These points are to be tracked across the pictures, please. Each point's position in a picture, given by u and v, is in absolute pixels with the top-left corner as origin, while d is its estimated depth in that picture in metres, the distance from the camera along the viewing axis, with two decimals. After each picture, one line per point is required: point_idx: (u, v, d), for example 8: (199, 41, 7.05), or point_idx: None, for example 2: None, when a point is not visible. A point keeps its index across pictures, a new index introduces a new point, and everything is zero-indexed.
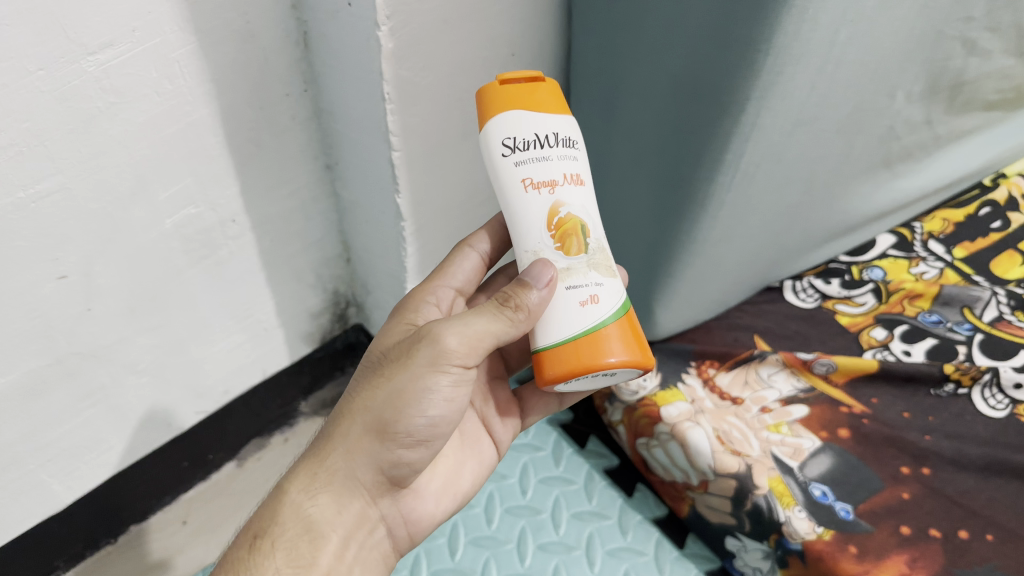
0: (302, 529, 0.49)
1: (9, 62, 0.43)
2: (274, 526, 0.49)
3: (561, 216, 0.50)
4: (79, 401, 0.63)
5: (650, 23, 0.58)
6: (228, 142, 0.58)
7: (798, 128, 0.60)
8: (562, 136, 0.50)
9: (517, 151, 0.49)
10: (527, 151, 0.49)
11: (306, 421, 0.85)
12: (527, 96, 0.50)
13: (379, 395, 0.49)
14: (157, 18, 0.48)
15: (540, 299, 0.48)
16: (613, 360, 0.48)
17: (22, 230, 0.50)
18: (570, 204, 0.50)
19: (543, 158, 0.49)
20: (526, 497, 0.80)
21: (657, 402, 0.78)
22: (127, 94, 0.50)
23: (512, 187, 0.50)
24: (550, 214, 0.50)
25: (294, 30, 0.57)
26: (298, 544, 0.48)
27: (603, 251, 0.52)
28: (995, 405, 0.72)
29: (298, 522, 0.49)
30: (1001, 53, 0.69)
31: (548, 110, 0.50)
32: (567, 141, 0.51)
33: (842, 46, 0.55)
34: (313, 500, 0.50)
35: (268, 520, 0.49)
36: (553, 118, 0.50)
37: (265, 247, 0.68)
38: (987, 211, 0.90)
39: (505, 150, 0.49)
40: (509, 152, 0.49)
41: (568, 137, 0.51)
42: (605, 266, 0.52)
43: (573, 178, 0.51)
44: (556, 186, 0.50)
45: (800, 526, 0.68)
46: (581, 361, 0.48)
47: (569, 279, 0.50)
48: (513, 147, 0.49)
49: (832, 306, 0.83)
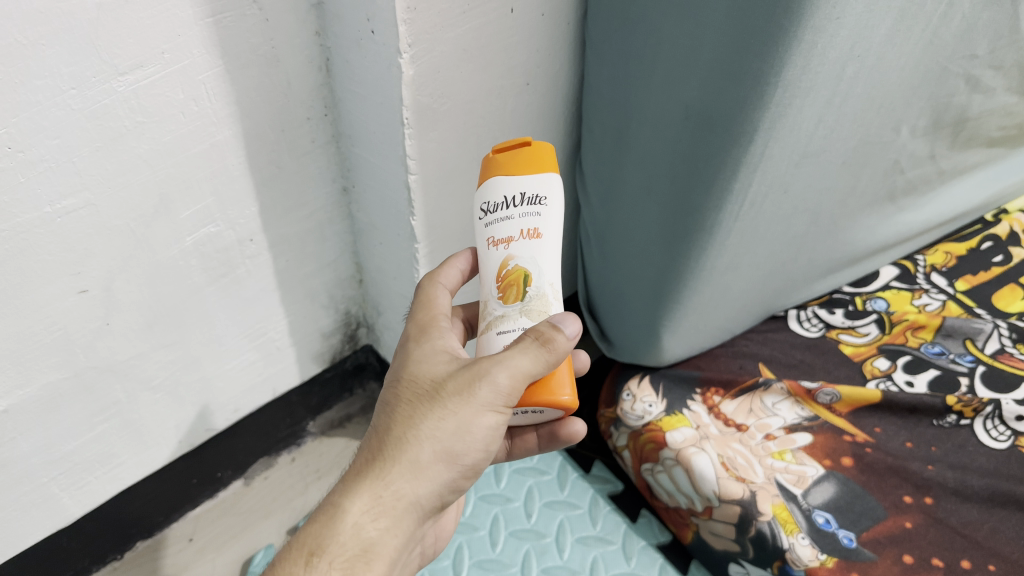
0: (358, 551, 0.42)
1: (43, 81, 0.45)
2: (332, 544, 0.42)
3: (509, 267, 0.49)
4: (94, 415, 0.64)
5: (664, 56, 0.59)
6: (249, 163, 0.60)
7: (805, 159, 0.62)
8: (528, 195, 0.49)
9: (488, 215, 0.51)
10: (495, 212, 0.50)
11: (312, 441, 0.86)
12: (529, 156, 0.50)
13: (444, 424, 0.44)
14: (186, 41, 0.50)
15: (568, 342, 0.46)
16: (566, 397, 0.48)
17: (47, 244, 0.51)
18: (517, 256, 0.49)
19: (505, 216, 0.50)
20: (531, 521, 0.80)
21: (655, 428, 0.79)
22: (154, 114, 0.51)
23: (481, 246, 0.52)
24: (499, 267, 0.50)
25: (317, 56, 0.58)
26: (355, 566, 0.42)
27: (542, 296, 0.50)
28: (997, 437, 0.73)
29: (346, 548, 0.42)
30: (1004, 90, 0.71)
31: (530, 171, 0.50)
32: (534, 197, 0.50)
33: (849, 81, 0.56)
34: (375, 523, 0.43)
35: (323, 537, 0.42)
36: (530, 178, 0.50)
37: (282, 266, 0.70)
38: (989, 246, 0.91)
39: (482, 213, 0.51)
40: (482, 216, 0.51)
41: (536, 193, 0.50)
42: (540, 312, 0.50)
43: (532, 232, 0.50)
44: (512, 242, 0.50)
45: (803, 554, 0.69)
46: (539, 393, 0.47)
47: (501, 325, 0.49)
48: (484, 212, 0.51)
49: (836, 335, 0.84)
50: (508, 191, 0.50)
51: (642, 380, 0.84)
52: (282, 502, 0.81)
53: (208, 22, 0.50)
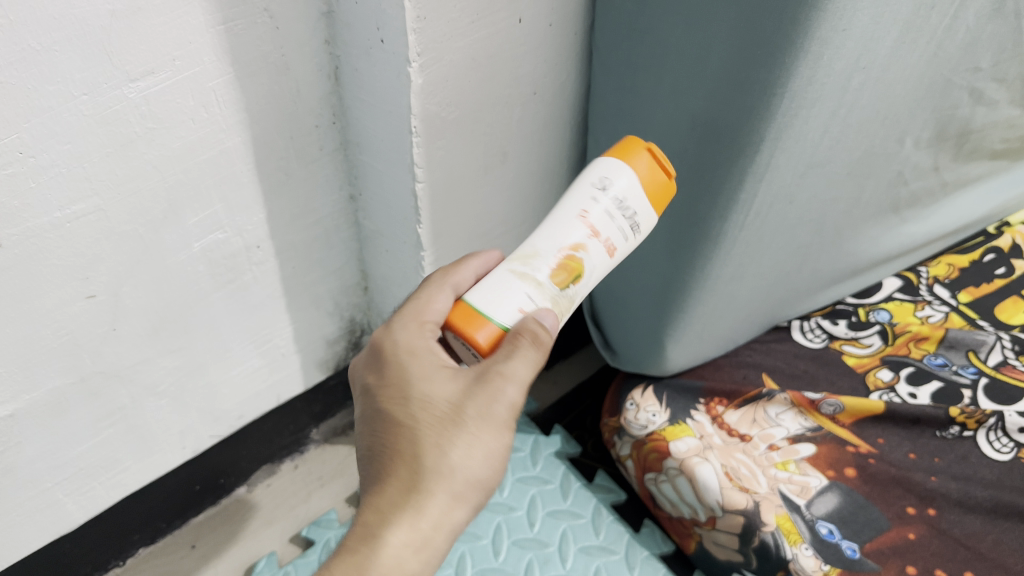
0: None
1: (56, 86, 0.45)
2: None
3: (576, 255, 0.50)
4: (99, 421, 0.64)
5: (672, 66, 0.60)
6: (258, 170, 0.60)
7: (810, 170, 0.62)
8: (636, 223, 0.52)
9: (608, 194, 0.50)
10: (613, 205, 0.50)
11: (315, 448, 0.89)
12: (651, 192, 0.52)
13: (480, 455, 0.43)
14: (197, 48, 0.50)
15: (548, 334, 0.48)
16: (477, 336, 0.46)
17: (56, 249, 0.51)
18: (589, 255, 0.50)
19: (615, 217, 0.50)
20: (534, 530, 0.80)
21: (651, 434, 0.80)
22: (165, 121, 0.51)
23: (574, 208, 0.50)
24: (574, 249, 0.50)
25: (326, 64, 0.58)
26: None
27: (560, 299, 0.50)
28: (1000, 448, 0.73)
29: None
30: (1007, 103, 0.72)
31: (653, 204, 0.52)
32: (636, 227, 0.52)
33: (855, 92, 0.57)
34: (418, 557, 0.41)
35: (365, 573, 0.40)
36: (646, 209, 0.52)
37: (288, 273, 0.70)
38: (991, 258, 0.92)
39: (603, 184, 0.50)
40: (602, 189, 0.50)
41: (638, 224, 0.52)
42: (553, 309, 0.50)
43: (608, 248, 0.51)
44: (597, 238, 0.50)
45: (807, 564, 0.69)
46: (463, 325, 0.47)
47: (524, 278, 0.49)
48: (608, 189, 0.50)
49: (840, 346, 0.84)
50: (633, 202, 0.51)
51: (646, 390, 0.83)
52: (283, 509, 0.84)
53: (219, 29, 0.50)
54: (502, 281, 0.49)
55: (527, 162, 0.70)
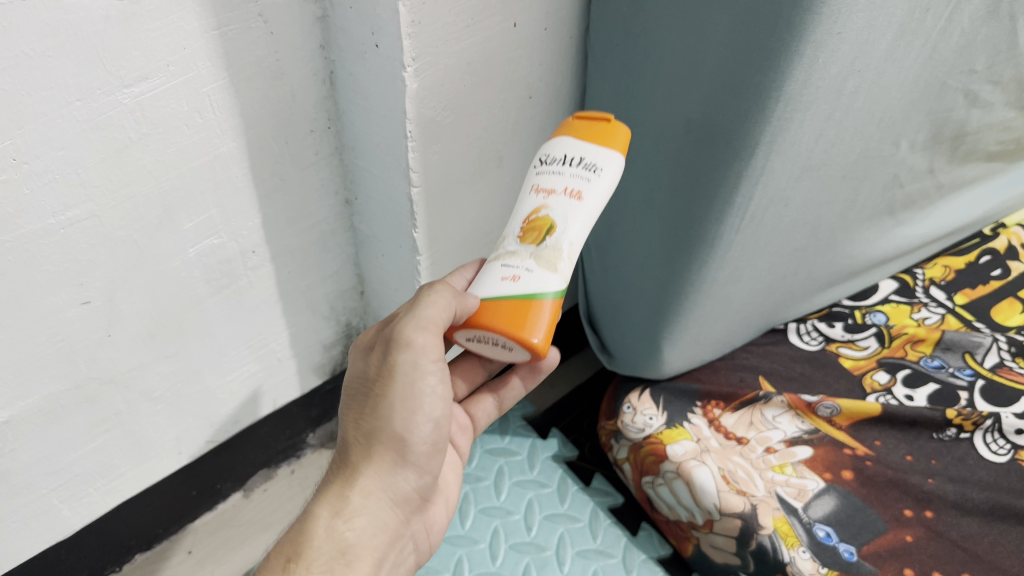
0: (339, 552, 0.47)
1: (49, 92, 0.45)
2: (309, 550, 0.47)
3: (539, 215, 0.51)
4: (94, 427, 0.64)
5: (666, 70, 0.60)
6: (253, 175, 0.60)
7: (806, 173, 0.62)
8: (585, 161, 0.52)
9: (542, 165, 0.53)
10: (551, 165, 0.53)
11: (312, 452, 0.89)
12: (594, 133, 0.53)
13: (388, 409, 0.48)
14: (192, 54, 0.50)
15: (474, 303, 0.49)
16: (534, 338, 0.48)
17: (51, 255, 0.51)
18: (553, 208, 0.51)
19: (559, 172, 0.52)
20: (531, 534, 0.80)
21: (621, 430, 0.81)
22: (159, 126, 0.51)
23: (526, 190, 0.54)
24: (533, 212, 0.52)
25: (321, 69, 0.58)
26: (333, 567, 0.47)
27: (556, 247, 0.50)
28: (997, 450, 0.73)
29: (363, 558, 0.49)
30: (1002, 105, 0.72)
31: (602, 147, 0.52)
32: (589, 165, 0.52)
33: (850, 95, 0.57)
34: (349, 524, 0.48)
35: (300, 544, 0.47)
36: (596, 152, 0.52)
37: (284, 277, 0.70)
38: (988, 259, 0.92)
39: (539, 163, 0.54)
40: (537, 165, 0.54)
41: (593, 163, 0.52)
42: (550, 261, 0.50)
43: (573, 193, 0.51)
44: (551, 194, 0.52)
45: (804, 567, 0.69)
46: (511, 326, 0.48)
47: (510, 260, 0.51)
48: (542, 161, 0.53)
49: (836, 349, 0.83)
50: (574, 153, 0.52)
51: (642, 393, 0.83)
52: (280, 513, 0.83)
53: (213, 34, 0.50)
54: (493, 272, 0.51)
55: (523, 167, 0.70)
